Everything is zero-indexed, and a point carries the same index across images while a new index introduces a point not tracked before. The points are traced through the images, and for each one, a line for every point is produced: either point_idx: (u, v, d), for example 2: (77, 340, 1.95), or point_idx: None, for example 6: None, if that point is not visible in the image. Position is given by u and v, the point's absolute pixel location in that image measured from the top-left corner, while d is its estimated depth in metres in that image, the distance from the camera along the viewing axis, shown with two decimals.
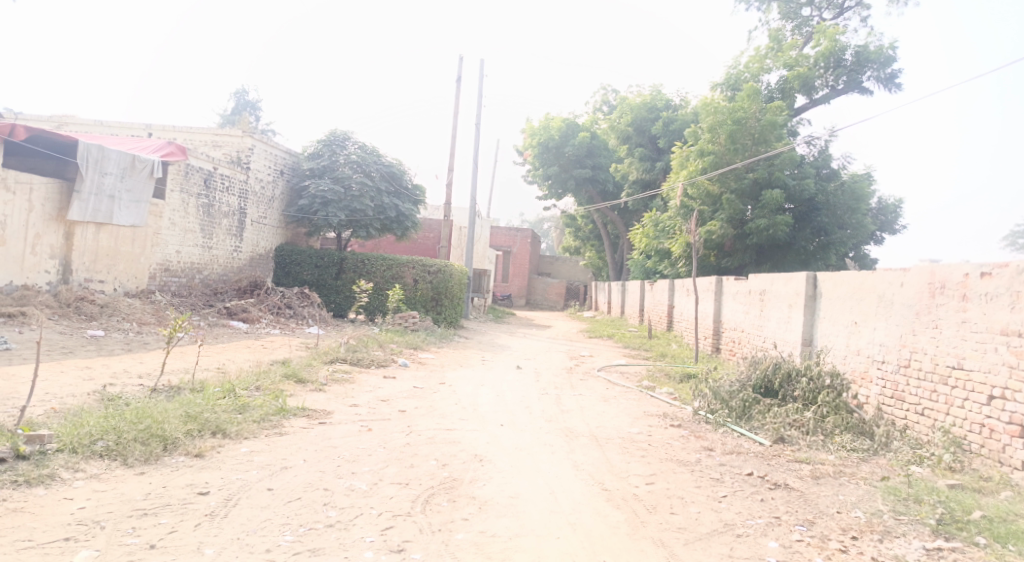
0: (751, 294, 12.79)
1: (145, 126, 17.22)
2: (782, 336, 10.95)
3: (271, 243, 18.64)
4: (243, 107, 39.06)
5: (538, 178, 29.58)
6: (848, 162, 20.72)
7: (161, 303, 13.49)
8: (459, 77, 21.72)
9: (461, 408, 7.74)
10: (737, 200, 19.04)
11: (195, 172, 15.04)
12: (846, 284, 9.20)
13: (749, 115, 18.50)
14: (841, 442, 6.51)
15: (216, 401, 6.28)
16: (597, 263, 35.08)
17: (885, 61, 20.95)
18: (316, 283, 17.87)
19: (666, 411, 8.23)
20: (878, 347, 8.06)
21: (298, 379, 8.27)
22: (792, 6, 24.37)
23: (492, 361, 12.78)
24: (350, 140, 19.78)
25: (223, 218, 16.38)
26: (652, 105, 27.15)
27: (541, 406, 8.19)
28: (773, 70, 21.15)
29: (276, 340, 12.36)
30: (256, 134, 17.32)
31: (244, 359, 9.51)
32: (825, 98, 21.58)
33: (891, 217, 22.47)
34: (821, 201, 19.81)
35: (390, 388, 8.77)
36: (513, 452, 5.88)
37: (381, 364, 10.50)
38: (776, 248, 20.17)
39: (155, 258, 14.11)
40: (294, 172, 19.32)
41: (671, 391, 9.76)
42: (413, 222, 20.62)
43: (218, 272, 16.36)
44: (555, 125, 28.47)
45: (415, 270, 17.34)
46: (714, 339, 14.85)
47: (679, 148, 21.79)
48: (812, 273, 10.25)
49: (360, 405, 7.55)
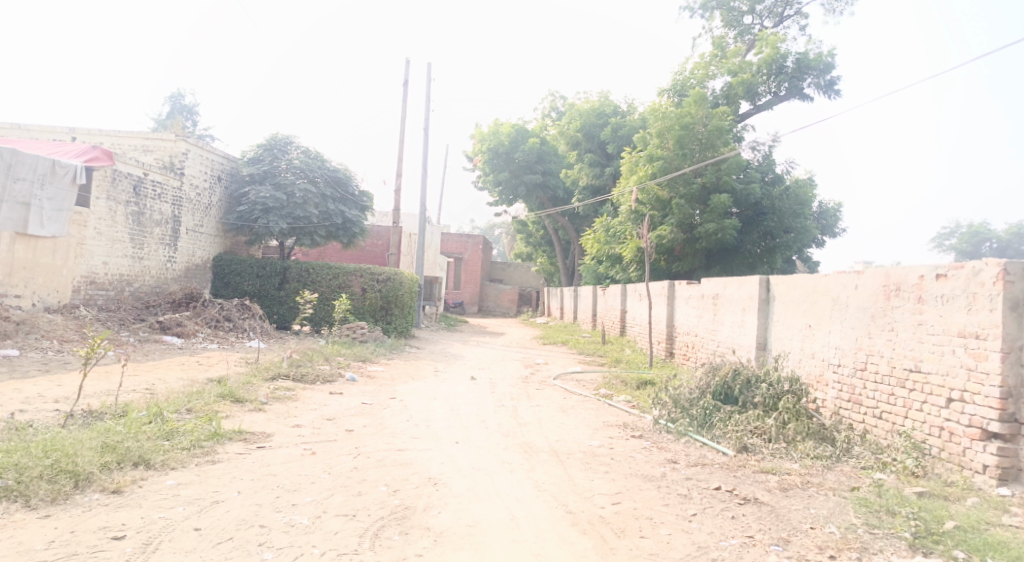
0: (704, 298, 12.74)
1: (69, 130, 16.20)
2: (737, 340, 10.88)
3: (209, 253, 17.78)
4: (181, 112, 37.64)
5: (488, 185, 29.26)
6: (792, 167, 21.10)
7: (86, 319, 12.60)
8: (405, 80, 21.25)
9: (413, 425, 7.31)
10: (687, 205, 19.11)
11: (123, 178, 14.17)
12: (800, 288, 9.15)
13: (696, 120, 18.61)
14: (805, 449, 6.35)
15: (140, 427, 5.72)
16: (548, 269, 34.99)
17: (825, 69, 21.41)
18: (258, 294, 17.09)
19: (626, 421, 7.98)
20: (835, 350, 8.00)
21: (235, 398, 7.70)
22: (735, 14, 24.76)
23: (444, 371, 12.35)
24: (292, 145, 19.05)
25: (155, 226, 15.50)
26: (600, 111, 27.20)
27: (497, 419, 7.84)
28: (718, 77, 21.37)
29: (213, 355, 11.66)
30: (190, 138, 16.49)
31: (177, 378, 8.87)
32: (768, 104, 21.95)
33: (832, 221, 23.00)
34: (767, 205, 20.05)
35: (337, 405, 8.26)
36: (469, 474, 5.50)
37: (327, 379, 9.96)
38: (724, 252, 20.36)
39: (79, 270, 13.20)
40: (232, 178, 18.50)
41: (628, 399, 9.52)
42: (360, 228, 20.01)
43: (151, 284, 15.47)
44: (503, 130, 28.24)
45: (363, 279, 16.78)
46: (667, 344, 14.79)
47: (628, 153, 21.80)
48: (766, 276, 10.20)
49: (303, 425, 7.04)
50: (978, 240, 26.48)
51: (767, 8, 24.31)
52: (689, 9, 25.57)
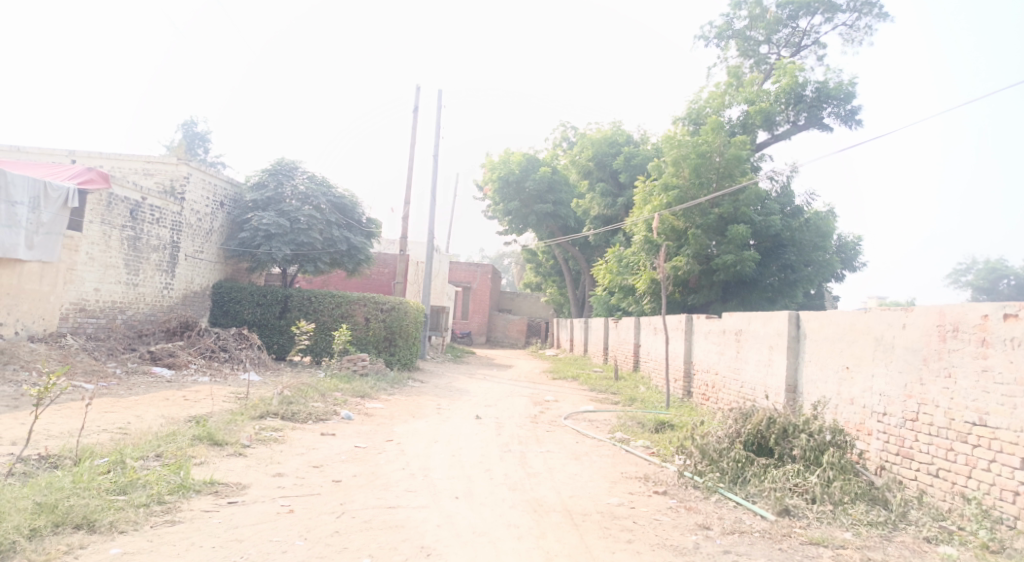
0: (725, 333, 11.97)
1: (69, 153, 15.80)
2: (764, 380, 10.09)
3: (209, 279, 17.20)
4: (193, 140, 37.52)
5: (498, 214, 28.67)
6: (812, 199, 20.38)
7: (72, 348, 11.95)
8: (414, 107, 20.86)
9: (409, 475, 6.55)
10: (703, 235, 18.40)
11: (119, 202, 13.66)
12: (834, 325, 8.38)
13: (713, 149, 18.02)
14: (856, 515, 5.53)
15: (92, 478, 5.02)
16: (558, 300, 34.28)
17: (845, 98, 20.81)
18: (257, 323, 16.44)
19: (646, 472, 7.17)
20: (879, 396, 7.19)
21: (213, 441, 7.00)
22: (750, 44, 24.32)
23: (448, 408, 11.57)
24: (298, 170, 18.59)
25: (152, 252, 14.96)
26: (613, 140, 26.75)
27: (503, 468, 7.07)
28: (734, 106, 20.81)
29: (202, 389, 10.95)
30: (192, 161, 16.05)
31: (154, 417, 8.16)
32: (786, 134, 21.36)
33: (852, 254, 22.17)
34: (788, 237, 19.29)
35: (327, 449, 7.51)
36: (469, 541, 4.74)
37: (321, 417, 9.22)
38: (742, 285, 19.55)
39: (68, 297, 12.61)
40: (236, 204, 18.01)
41: (647, 445, 8.71)
42: (365, 255, 19.42)
43: (145, 311, 14.86)
44: (514, 159, 27.76)
45: (366, 308, 16.12)
46: (685, 382, 13.99)
47: (642, 182, 21.22)
48: (795, 312, 9.44)
49: (285, 475, 6.29)
50: (996, 275, 25.92)
51: (784, 38, 23.87)
52: (704, 38, 25.19)
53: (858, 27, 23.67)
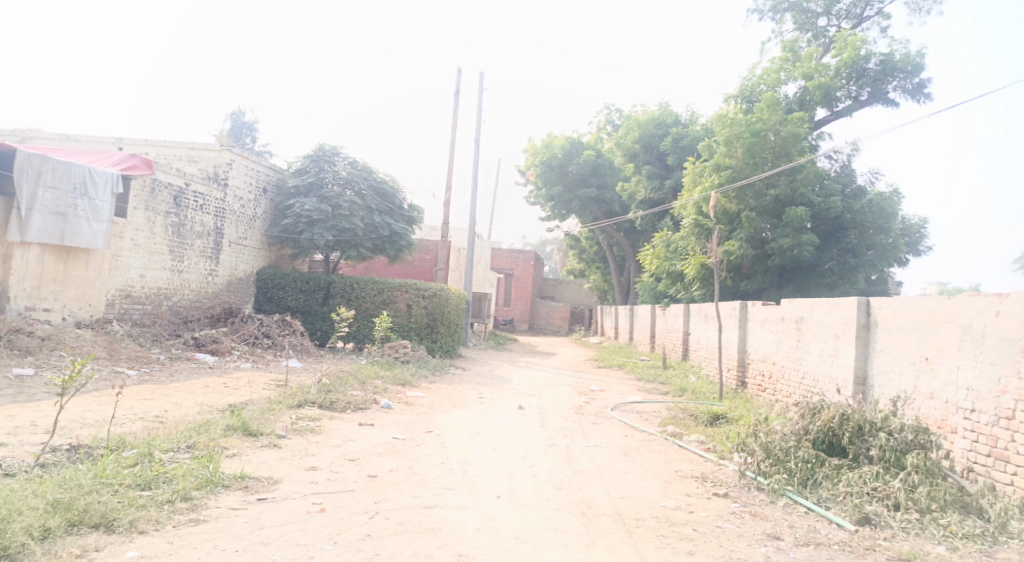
0: (784, 321, 11.26)
1: (115, 140, 15.88)
2: (828, 371, 9.39)
3: (253, 266, 17.18)
4: (240, 129, 37.95)
5: (541, 199, 28.10)
6: (876, 177, 19.28)
7: (117, 334, 11.96)
8: (456, 89, 20.44)
9: (449, 470, 6.19)
10: (758, 218, 17.55)
11: (162, 188, 13.62)
12: (911, 313, 7.66)
13: (769, 127, 17.12)
14: (948, 526, 4.92)
15: (114, 473, 4.78)
16: (603, 287, 33.62)
17: (912, 70, 19.54)
18: (300, 310, 16.33)
19: (702, 471, 6.64)
20: (966, 392, 6.51)
21: (247, 432, 6.74)
22: (807, 16, 23.09)
23: (490, 398, 11.18)
24: (339, 155, 18.38)
25: (196, 238, 14.94)
26: (660, 121, 25.92)
27: (549, 464, 6.64)
28: (791, 82, 19.78)
29: (242, 376, 10.80)
30: (234, 147, 15.97)
31: (191, 405, 7.97)
32: (847, 110, 20.21)
33: (917, 237, 20.91)
34: (848, 220, 18.26)
35: (364, 441, 7.18)
36: (513, 548, 4.33)
37: (359, 406, 8.93)
38: (799, 270, 18.61)
39: (114, 283, 12.63)
40: (278, 190, 17.93)
41: (702, 440, 8.15)
42: (407, 241, 19.18)
43: (190, 297, 14.86)
44: (558, 143, 27.13)
45: (409, 294, 15.86)
46: (739, 372, 13.31)
47: (692, 163, 20.41)
48: (864, 298, 8.71)
49: (320, 469, 5.97)
50: None
51: (845, 9, 22.59)
52: (758, 12, 24.03)
53: None
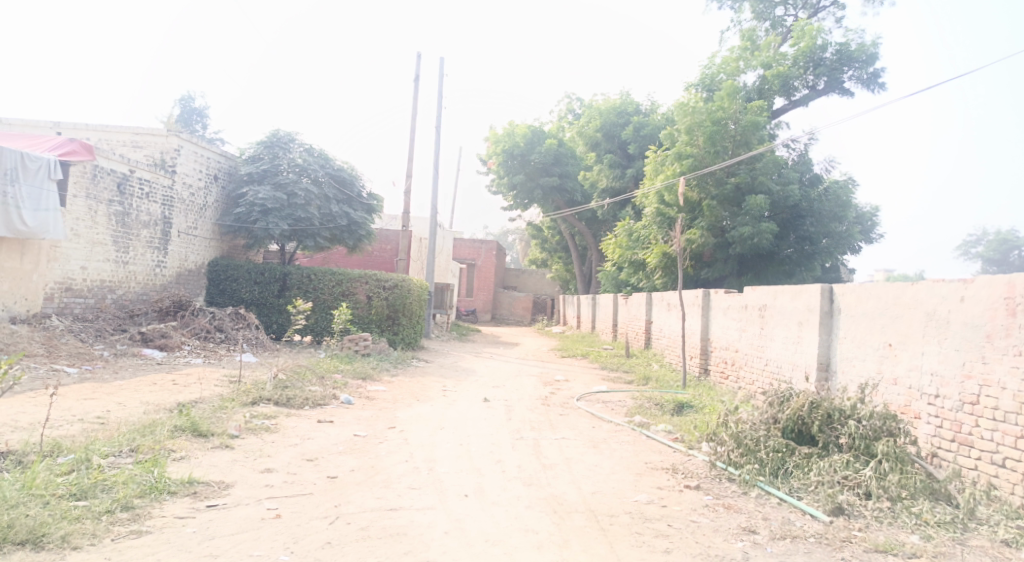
0: (748, 309, 11.27)
1: (54, 125, 15.06)
2: (792, 359, 9.40)
3: (204, 257, 16.54)
4: (190, 116, 36.67)
5: (502, 188, 27.83)
6: (832, 166, 19.57)
7: (57, 330, 11.33)
8: (415, 75, 19.98)
9: (413, 468, 5.93)
10: (719, 206, 17.62)
11: (105, 175, 12.92)
12: (874, 299, 7.66)
13: (729, 115, 17.19)
14: (921, 514, 4.87)
15: (47, 483, 4.42)
16: (564, 276, 33.58)
17: (867, 60, 19.83)
18: (255, 302, 15.78)
19: (672, 462, 6.52)
20: (930, 378, 6.51)
21: (197, 432, 6.37)
22: (765, 5, 23.24)
23: (454, 390, 10.93)
24: (294, 141, 17.80)
25: (142, 228, 14.27)
26: (621, 109, 25.88)
27: (516, 459, 6.43)
28: (750, 71, 19.89)
29: (194, 372, 10.33)
30: (182, 133, 15.29)
31: (137, 405, 7.54)
32: (804, 99, 20.44)
33: (871, 225, 21.30)
34: (805, 207, 18.46)
35: (322, 439, 6.87)
36: (482, 552, 4.11)
37: (318, 402, 8.59)
38: (758, 258, 18.78)
39: (52, 275, 11.97)
40: (230, 178, 17.28)
41: (670, 431, 8.04)
42: (366, 231, 18.71)
43: (137, 290, 14.20)
44: (519, 131, 26.85)
45: (368, 285, 15.45)
46: (702, 360, 13.32)
47: (654, 151, 20.41)
48: (828, 285, 8.71)
49: (275, 470, 5.65)
50: (1007, 247, 24.96)
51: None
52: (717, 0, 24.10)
53: None
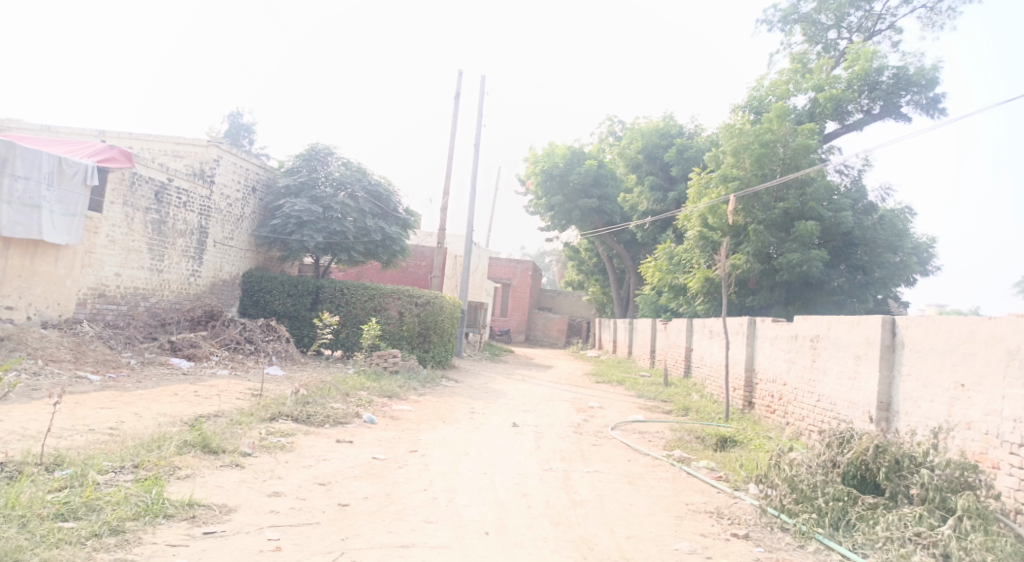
0: (797, 340, 10.56)
1: (98, 133, 15.22)
2: (847, 395, 8.67)
3: (239, 267, 16.46)
4: (237, 131, 37.32)
5: (540, 209, 27.45)
6: (887, 194, 18.69)
7: (86, 336, 11.24)
8: (456, 93, 19.82)
9: (432, 499, 5.47)
10: (766, 232, 16.90)
11: (143, 183, 12.91)
12: (943, 334, 6.95)
13: (778, 138, 16.46)
14: None
15: (32, 501, 4.09)
16: (601, 300, 32.95)
17: (927, 84, 18.96)
18: (287, 315, 15.60)
19: (716, 505, 5.92)
20: (1012, 424, 5.84)
21: (206, 448, 6.02)
22: (817, 28, 22.56)
23: (482, 414, 10.44)
24: (333, 155, 17.72)
25: (178, 237, 14.23)
26: (664, 131, 25.37)
27: (545, 494, 5.91)
28: (801, 93, 19.19)
29: (217, 384, 10.06)
30: (222, 143, 15.32)
31: (153, 416, 7.24)
32: (858, 123, 19.65)
33: (927, 256, 20.24)
34: (858, 236, 17.58)
35: (339, 461, 6.45)
36: None
37: (340, 421, 8.20)
38: (806, 286, 17.94)
39: (86, 281, 11.92)
40: (268, 190, 17.27)
41: (713, 469, 7.41)
42: (401, 246, 18.44)
43: (170, 299, 14.12)
44: (559, 152, 26.50)
45: (400, 301, 15.13)
46: (746, 392, 12.59)
47: (698, 174, 19.79)
48: (890, 316, 8.00)
49: (285, 494, 5.24)
50: None
51: (856, 22, 22.06)
52: (767, 22, 23.50)
53: (939, 10, 21.67)
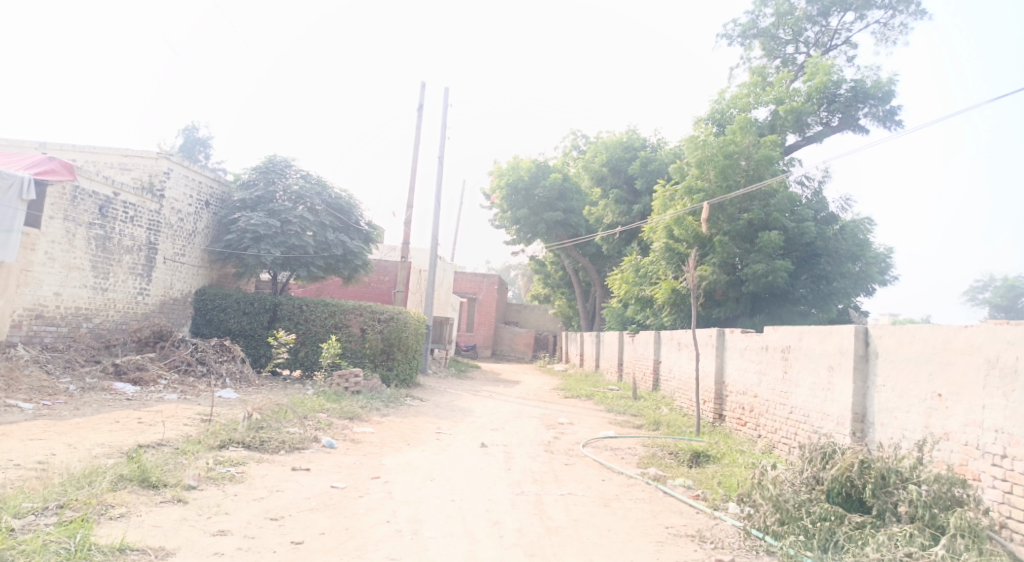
0: (768, 351, 10.39)
1: (39, 145, 14.45)
2: (821, 407, 8.49)
3: (191, 285, 15.76)
4: (193, 146, 36.26)
5: (505, 222, 27.18)
6: (847, 204, 18.89)
7: (21, 360, 10.50)
8: (418, 106, 19.47)
9: (395, 531, 5.06)
10: (731, 243, 16.86)
11: (86, 197, 12.22)
12: (919, 343, 6.80)
13: (741, 149, 16.47)
14: None
15: None
16: (567, 313, 32.77)
17: (883, 97, 19.28)
18: (243, 333, 14.95)
19: (697, 528, 5.63)
20: (994, 435, 5.69)
21: (145, 482, 5.49)
22: (776, 43, 22.87)
23: (448, 434, 10.01)
24: (291, 168, 17.17)
25: (125, 254, 13.52)
26: (628, 144, 25.40)
27: (516, 521, 5.54)
28: (762, 106, 19.35)
29: (165, 409, 9.45)
30: (173, 155, 14.69)
31: (88, 447, 6.65)
32: (818, 135, 19.89)
33: (886, 266, 20.50)
34: (821, 246, 17.65)
35: (294, 492, 5.98)
36: None
37: (296, 446, 7.69)
38: (772, 297, 17.96)
39: (22, 302, 11.17)
40: (222, 204, 16.64)
41: (689, 487, 7.12)
42: (362, 261, 17.88)
43: (116, 319, 13.38)
44: (523, 165, 26.32)
45: (362, 318, 14.62)
46: (716, 405, 12.40)
47: (662, 186, 19.75)
48: (863, 325, 7.83)
49: (231, 532, 4.77)
50: None
51: (813, 37, 22.42)
52: (727, 37, 23.74)
53: (892, 26, 22.15)
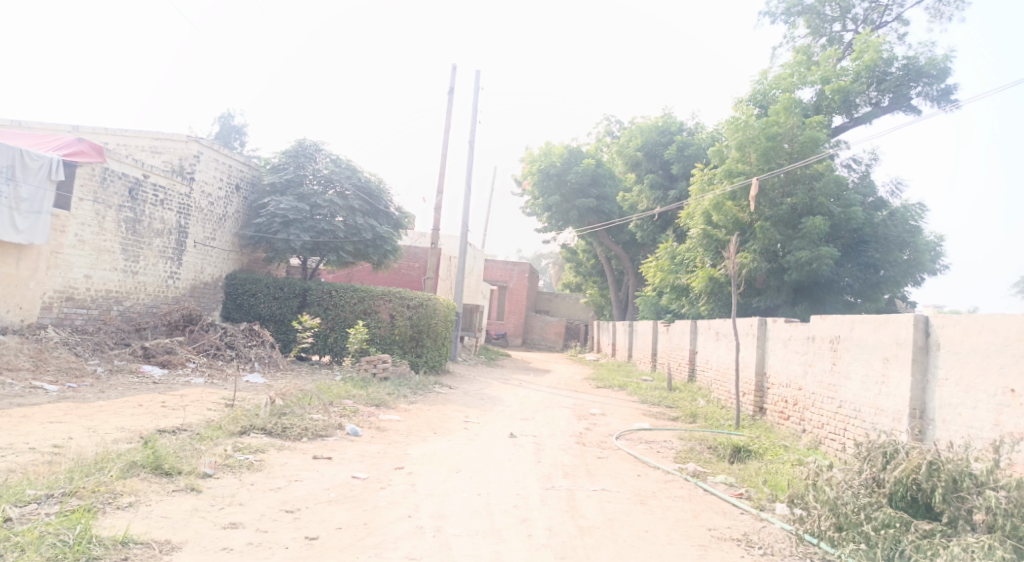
0: (815, 341, 9.81)
1: (72, 129, 14.45)
2: (874, 402, 7.93)
3: (222, 269, 15.69)
4: (228, 133, 36.53)
5: (537, 209, 26.72)
6: (897, 189, 18.01)
7: (50, 342, 10.47)
8: (450, 89, 19.09)
9: (418, 528, 4.72)
10: (772, 228, 16.17)
11: (116, 179, 12.13)
12: (989, 334, 6.21)
13: (786, 131, 15.71)
14: None
15: None
16: (600, 302, 32.24)
17: (938, 75, 18.29)
18: (273, 318, 14.84)
19: (742, 531, 5.20)
20: None
21: (157, 468, 5.24)
22: (821, 20, 21.88)
23: (477, 423, 9.68)
24: (321, 152, 16.94)
25: (155, 237, 13.44)
26: (664, 128, 24.71)
27: (547, 519, 5.16)
28: (808, 85, 18.51)
29: (190, 393, 9.29)
30: (203, 139, 14.57)
31: (107, 431, 6.47)
32: (866, 117, 18.99)
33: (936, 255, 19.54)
34: (868, 232, 16.81)
35: (313, 482, 5.68)
36: None
37: (319, 434, 7.42)
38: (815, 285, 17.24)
39: (52, 283, 11.14)
40: (252, 188, 16.52)
41: (732, 485, 6.67)
42: (392, 246, 17.59)
43: (146, 302, 13.33)
44: (556, 151, 25.83)
45: (391, 304, 14.35)
46: (757, 398, 11.85)
47: (700, 171, 19.09)
48: (923, 314, 7.23)
49: (243, 525, 4.48)
50: None
51: (862, 13, 21.42)
52: (770, 15, 22.82)
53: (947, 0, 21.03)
